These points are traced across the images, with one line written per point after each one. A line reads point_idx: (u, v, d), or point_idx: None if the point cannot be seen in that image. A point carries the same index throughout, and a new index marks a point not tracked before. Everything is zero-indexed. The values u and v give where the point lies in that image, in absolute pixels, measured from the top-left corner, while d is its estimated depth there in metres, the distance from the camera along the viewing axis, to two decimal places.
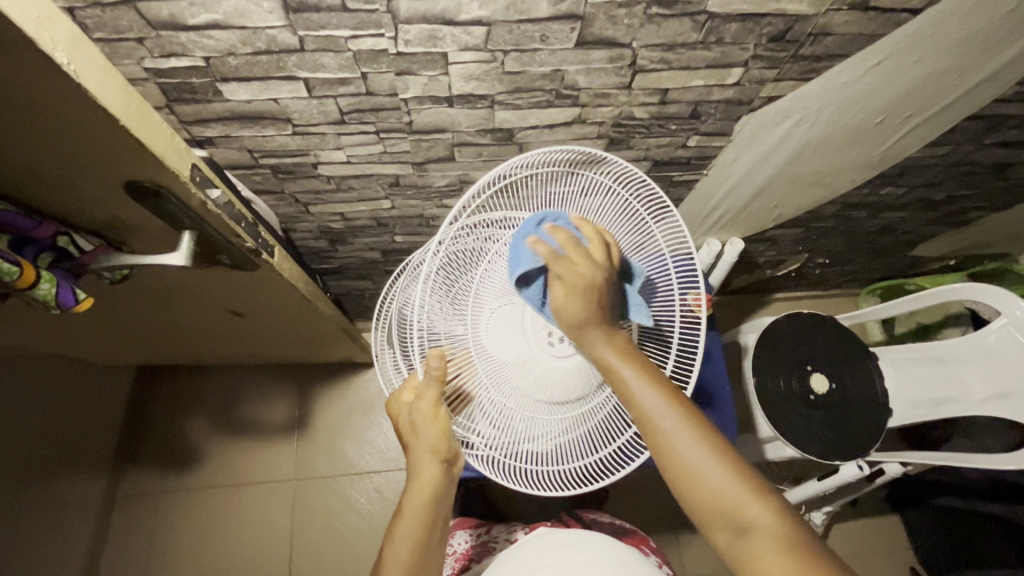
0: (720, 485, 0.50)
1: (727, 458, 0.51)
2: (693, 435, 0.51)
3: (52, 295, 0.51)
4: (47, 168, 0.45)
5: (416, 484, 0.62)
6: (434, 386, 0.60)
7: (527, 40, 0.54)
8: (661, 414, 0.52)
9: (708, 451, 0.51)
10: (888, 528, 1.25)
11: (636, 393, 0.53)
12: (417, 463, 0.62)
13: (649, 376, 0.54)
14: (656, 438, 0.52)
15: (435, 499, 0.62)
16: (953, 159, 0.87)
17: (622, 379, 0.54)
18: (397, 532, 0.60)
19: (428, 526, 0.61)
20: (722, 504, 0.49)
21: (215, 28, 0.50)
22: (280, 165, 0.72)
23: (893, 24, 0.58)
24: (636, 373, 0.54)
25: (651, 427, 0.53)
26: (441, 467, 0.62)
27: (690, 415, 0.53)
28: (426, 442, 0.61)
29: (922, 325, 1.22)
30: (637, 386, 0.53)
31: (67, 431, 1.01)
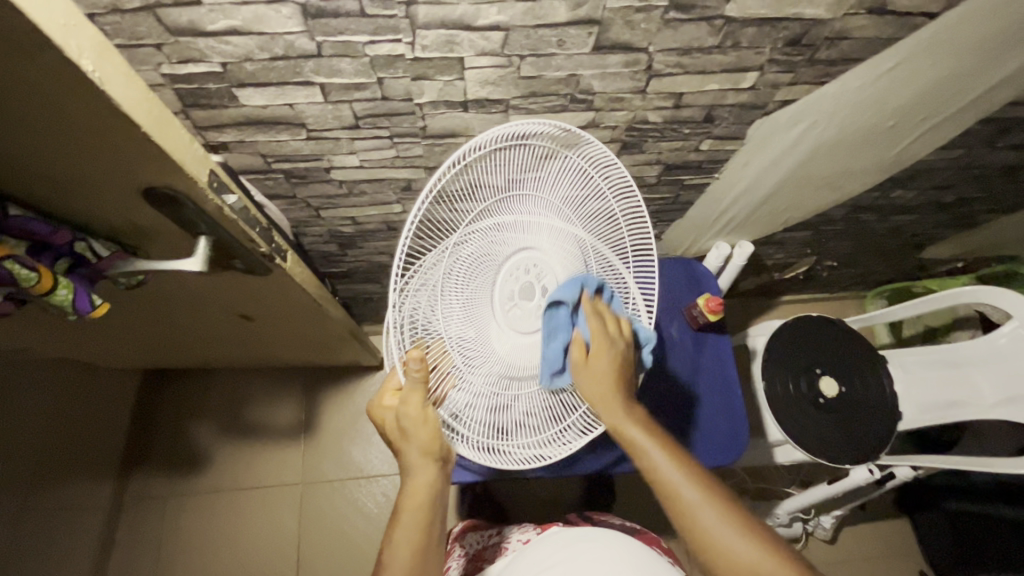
0: (749, 556, 0.49)
1: (749, 526, 0.51)
2: (716, 506, 0.52)
3: (69, 300, 0.51)
4: (66, 174, 0.45)
5: (410, 489, 0.55)
6: (418, 384, 0.55)
7: (544, 45, 0.54)
8: (682, 484, 0.53)
9: (730, 519, 0.51)
10: (898, 532, 1.25)
11: (654, 462, 0.54)
12: (410, 467, 0.56)
13: (668, 449, 0.55)
14: (681, 508, 0.52)
15: (434, 502, 0.56)
16: (965, 162, 0.87)
17: (640, 449, 0.55)
18: (397, 533, 0.54)
19: (427, 527, 0.54)
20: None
21: (233, 34, 0.50)
22: (293, 170, 0.72)
23: (909, 28, 0.57)
24: (653, 443, 0.55)
25: (674, 497, 0.53)
26: (438, 466, 0.56)
27: (708, 484, 0.53)
28: (418, 444, 0.56)
29: (929, 328, 1.22)
30: (658, 456, 0.54)
31: (75, 434, 1.01)
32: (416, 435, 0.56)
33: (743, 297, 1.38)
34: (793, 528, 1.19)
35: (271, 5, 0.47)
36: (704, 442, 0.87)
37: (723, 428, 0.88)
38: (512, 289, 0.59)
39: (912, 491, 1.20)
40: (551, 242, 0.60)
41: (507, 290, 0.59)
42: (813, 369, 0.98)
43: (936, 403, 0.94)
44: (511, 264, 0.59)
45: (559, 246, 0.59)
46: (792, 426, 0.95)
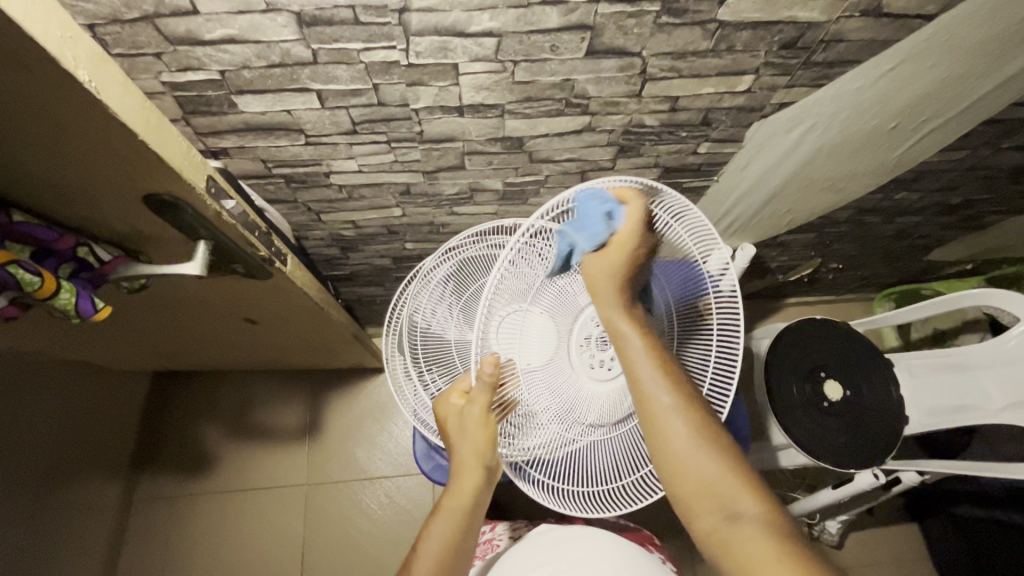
0: (711, 472, 0.50)
1: (719, 443, 0.51)
2: (688, 419, 0.51)
3: (71, 304, 0.52)
4: (70, 183, 0.46)
5: (457, 490, 0.61)
6: (486, 392, 0.58)
7: (537, 50, 0.54)
8: (659, 391, 0.52)
9: (699, 433, 0.51)
10: (906, 537, 1.23)
11: (636, 362, 0.53)
12: (461, 468, 0.61)
13: (653, 351, 0.54)
14: (651, 416, 0.52)
15: (475, 504, 0.62)
16: (969, 163, 0.86)
17: (627, 344, 0.54)
18: (433, 527, 0.61)
19: (462, 527, 0.61)
20: (707, 490, 0.50)
21: (231, 42, 0.51)
22: (293, 175, 0.72)
23: (907, 30, 0.57)
24: (641, 343, 0.54)
25: (648, 402, 0.52)
26: (484, 472, 0.61)
27: (688, 392, 0.52)
28: (472, 445, 0.60)
29: (938, 331, 1.20)
30: (639, 359, 0.53)
31: (85, 435, 1.03)
32: (472, 437, 0.60)
33: (748, 299, 1.37)
34: None
35: (267, 14, 0.48)
36: None
37: (726, 431, 0.88)
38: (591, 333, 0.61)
39: (920, 496, 1.18)
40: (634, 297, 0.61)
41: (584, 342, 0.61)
42: (817, 372, 0.97)
43: (943, 407, 0.93)
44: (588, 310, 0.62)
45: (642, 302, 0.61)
46: (795, 428, 0.93)
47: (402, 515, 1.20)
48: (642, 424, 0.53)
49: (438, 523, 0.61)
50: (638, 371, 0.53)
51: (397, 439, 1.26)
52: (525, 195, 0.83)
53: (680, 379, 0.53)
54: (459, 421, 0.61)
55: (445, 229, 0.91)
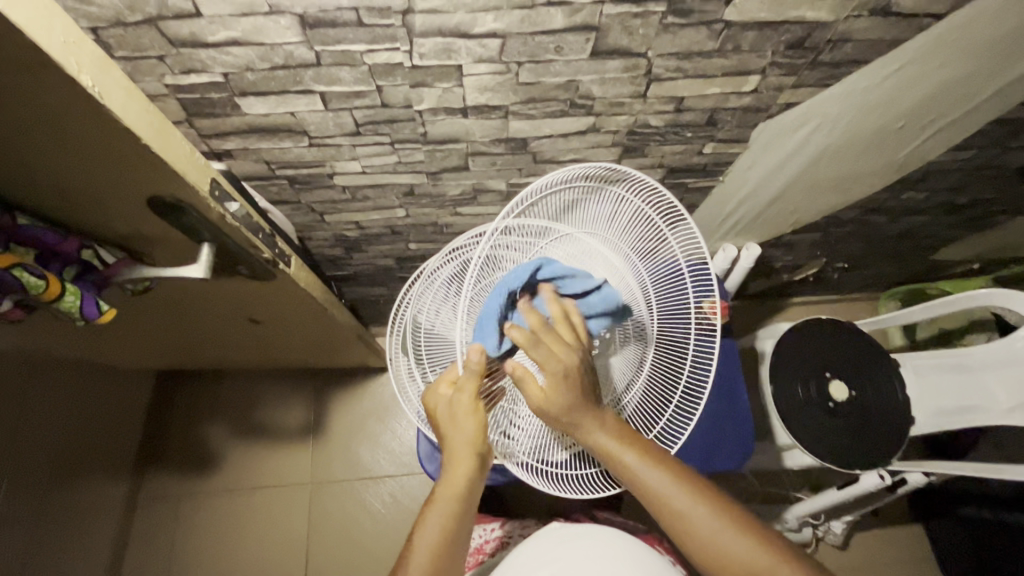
0: (744, 549, 0.53)
1: (736, 518, 0.55)
2: (705, 508, 0.55)
3: (75, 307, 0.52)
4: (74, 186, 0.46)
5: (448, 480, 0.59)
6: (473, 380, 0.55)
7: (541, 51, 0.54)
8: (670, 492, 0.55)
9: (719, 518, 0.54)
10: (912, 537, 1.22)
11: (644, 477, 0.55)
12: (452, 457, 0.59)
13: (652, 456, 0.56)
14: (670, 514, 0.55)
15: (468, 496, 0.60)
16: (977, 163, 0.85)
17: (626, 464, 0.55)
18: (427, 518, 0.59)
19: (457, 517, 0.59)
20: (745, 566, 0.53)
21: (234, 44, 0.50)
22: (297, 176, 0.72)
23: (916, 29, 0.56)
24: (637, 456, 0.55)
25: (664, 504, 0.55)
26: (475, 462, 0.59)
27: (694, 483, 0.56)
28: (463, 435, 0.58)
29: (944, 331, 1.19)
30: (644, 469, 0.55)
31: (89, 435, 1.03)
32: (464, 427, 0.58)
33: (752, 299, 1.37)
34: (803, 533, 1.17)
35: (271, 16, 0.48)
36: (710, 447, 0.87)
37: (731, 431, 0.88)
38: None
39: (926, 496, 1.18)
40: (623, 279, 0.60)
41: None
42: (823, 373, 0.96)
43: (950, 409, 0.92)
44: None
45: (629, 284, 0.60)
46: (800, 428, 0.93)
47: (406, 514, 1.21)
48: (666, 524, 0.56)
49: (433, 514, 0.59)
50: (647, 482, 0.55)
51: (400, 438, 1.26)
52: None
53: (684, 471, 0.57)
54: (448, 407, 0.59)
55: (449, 229, 0.91)
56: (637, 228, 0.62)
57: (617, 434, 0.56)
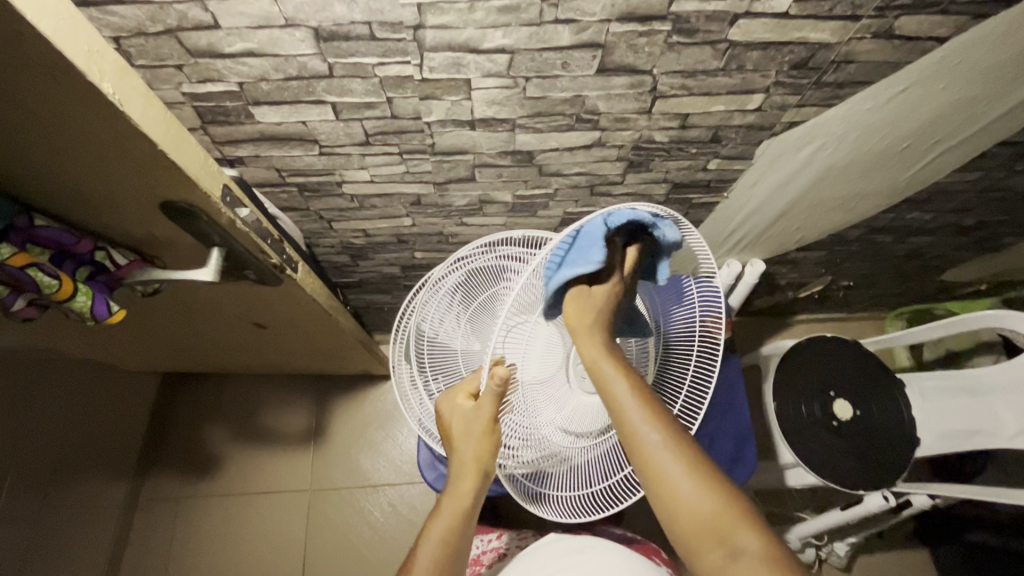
0: (708, 504, 0.50)
1: (707, 474, 0.51)
2: (681, 453, 0.52)
3: (87, 307, 0.53)
4: (90, 189, 0.47)
5: (455, 491, 0.59)
6: (493, 397, 0.56)
7: (549, 67, 0.55)
8: (649, 428, 0.53)
9: (689, 468, 0.51)
10: (917, 562, 1.20)
11: (623, 405, 0.54)
12: (456, 471, 0.60)
13: (640, 392, 0.55)
14: (644, 456, 0.52)
15: (470, 507, 0.59)
16: (983, 185, 0.86)
17: (609, 386, 0.55)
18: (431, 530, 0.59)
19: (459, 527, 0.59)
20: (703, 521, 0.49)
21: (250, 55, 0.52)
22: (306, 183, 0.74)
23: (919, 52, 0.57)
24: (624, 383, 0.55)
25: (638, 441, 0.53)
26: (482, 479, 0.59)
27: (674, 429, 0.53)
28: (473, 451, 0.59)
29: (950, 352, 1.19)
30: (625, 398, 0.54)
31: (94, 433, 1.04)
32: (475, 442, 0.59)
33: (756, 315, 1.37)
34: (805, 554, 1.16)
35: (286, 28, 0.49)
36: (711, 463, 0.87)
37: (732, 452, 0.87)
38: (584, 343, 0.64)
39: (931, 521, 1.16)
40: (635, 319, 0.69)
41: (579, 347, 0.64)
42: (826, 392, 0.96)
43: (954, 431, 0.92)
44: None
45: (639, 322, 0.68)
46: (802, 446, 0.92)
47: (404, 524, 1.20)
48: (633, 462, 0.53)
49: (437, 525, 0.59)
50: (626, 411, 0.54)
51: (401, 446, 1.26)
52: (535, 207, 0.83)
53: (666, 415, 0.54)
54: (464, 422, 0.59)
55: (455, 239, 0.92)
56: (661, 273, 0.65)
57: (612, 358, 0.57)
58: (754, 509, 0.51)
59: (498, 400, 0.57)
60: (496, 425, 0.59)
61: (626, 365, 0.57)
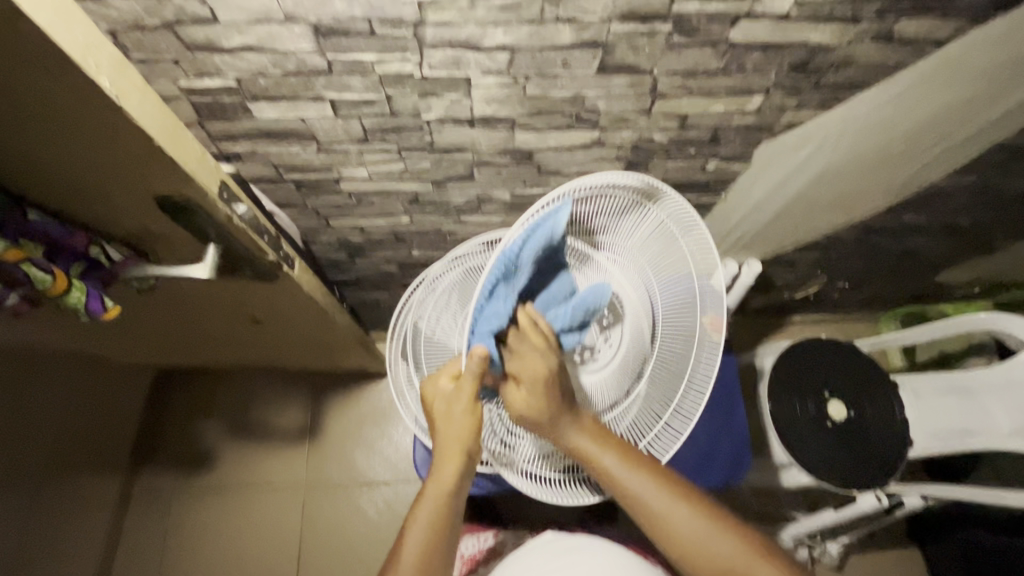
0: (724, 550, 0.54)
1: (715, 521, 0.56)
2: (685, 508, 0.56)
3: (81, 303, 0.52)
4: (84, 184, 0.47)
5: (438, 475, 0.58)
6: (474, 380, 0.53)
7: (549, 66, 0.55)
8: (648, 496, 0.56)
9: (699, 520, 0.56)
10: (909, 562, 1.21)
11: (624, 481, 0.56)
12: (438, 456, 0.58)
13: (631, 460, 0.57)
14: (653, 519, 0.56)
15: (455, 495, 0.59)
16: (978, 188, 0.86)
17: (606, 467, 0.56)
18: (416, 516, 0.58)
19: (445, 514, 0.58)
20: (725, 566, 0.54)
21: (248, 50, 0.52)
22: (304, 180, 0.73)
23: (918, 54, 0.57)
24: (619, 459, 0.57)
25: (646, 509, 0.56)
26: (464, 462, 0.58)
27: (676, 489, 0.57)
28: (456, 433, 0.57)
29: (944, 353, 1.19)
30: (624, 473, 0.56)
31: (86, 430, 1.03)
32: (458, 424, 0.57)
33: (752, 316, 1.37)
34: (798, 553, 1.17)
35: (284, 24, 0.49)
36: (707, 462, 0.87)
37: (727, 451, 0.87)
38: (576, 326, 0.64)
39: (923, 521, 1.17)
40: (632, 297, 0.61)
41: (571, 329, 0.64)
42: (820, 392, 0.96)
43: (947, 431, 0.93)
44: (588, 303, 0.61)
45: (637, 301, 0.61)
46: (796, 446, 0.92)
47: (399, 522, 1.20)
48: (645, 526, 0.57)
49: (422, 511, 0.58)
50: (629, 487, 0.56)
51: (397, 444, 1.26)
52: (533, 206, 0.83)
53: (666, 475, 0.58)
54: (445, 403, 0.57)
55: (453, 237, 0.92)
56: (656, 249, 0.61)
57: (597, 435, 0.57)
58: (761, 539, 0.56)
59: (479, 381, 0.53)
60: (476, 405, 0.57)
61: (612, 436, 0.59)
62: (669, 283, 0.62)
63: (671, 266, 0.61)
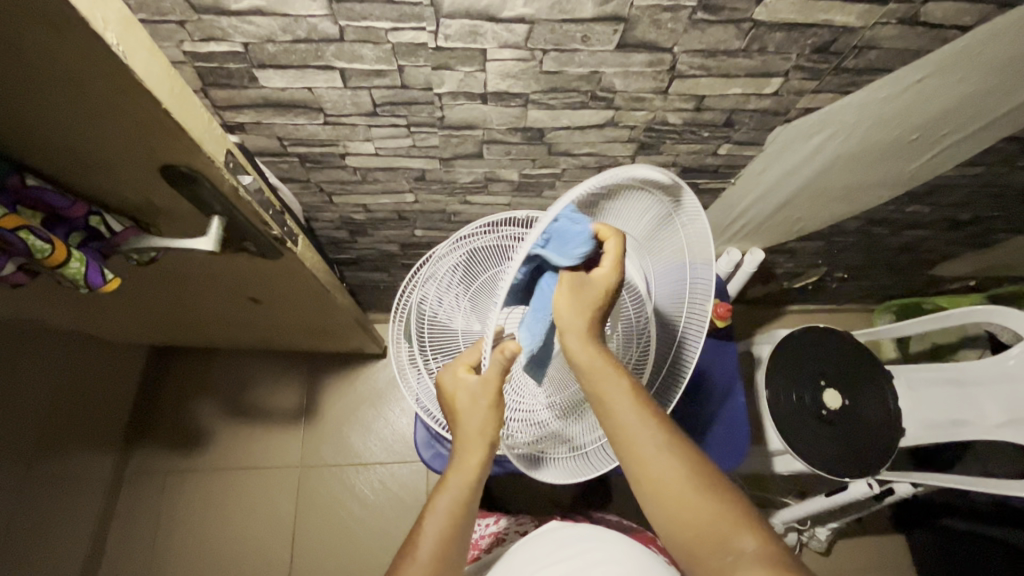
0: (706, 508, 0.49)
1: (703, 478, 0.50)
2: (678, 462, 0.51)
3: (80, 274, 0.51)
4: (86, 150, 0.45)
5: (461, 465, 0.57)
6: (498, 373, 0.53)
7: (568, 40, 0.53)
8: (648, 433, 0.52)
9: (682, 471, 0.50)
10: (894, 547, 1.24)
11: (615, 407, 0.52)
12: (463, 444, 0.57)
13: (631, 390, 0.53)
14: (643, 456, 0.51)
15: (477, 485, 0.57)
16: (985, 180, 0.86)
17: (602, 383, 0.52)
18: (436, 505, 0.57)
19: (467, 504, 0.57)
20: (704, 526, 0.48)
21: (257, 14, 0.50)
22: (308, 154, 0.71)
23: (941, 40, 0.56)
24: (616, 380, 0.52)
25: (633, 440, 0.52)
26: (488, 452, 0.57)
27: (668, 430, 0.52)
28: (479, 426, 0.56)
29: (937, 345, 1.21)
30: (620, 397, 0.52)
31: (79, 405, 1.02)
32: (481, 414, 0.56)
33: (750, 304, 1.37)
34: (788, 538, 1.18)
35: None
36: (705, 448, 0.87)
37: (726, 438, 0.88)
38: None
39: (910, 508, 1.19)
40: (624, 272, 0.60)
41: None
42: (817, 381, 0.97)
43: (939, 421, 0.94)
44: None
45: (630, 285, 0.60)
46: (792, 434, 0.93)
47: (394, 501, 1.20)
48: (625, 461, 0.52)
49: (444, 498, 0.57)
50: (620, 414, 0.52)
51: (393, 426, 1.25)
52: (540, 187, 0.82)
53: (663, 417, 0.53)
54: (466, 394, 0.56)
55: (457, 218, 0.90)
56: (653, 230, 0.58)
57: (603, 352, 0.53)
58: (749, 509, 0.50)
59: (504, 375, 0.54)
60: (497, 400, 0.56)
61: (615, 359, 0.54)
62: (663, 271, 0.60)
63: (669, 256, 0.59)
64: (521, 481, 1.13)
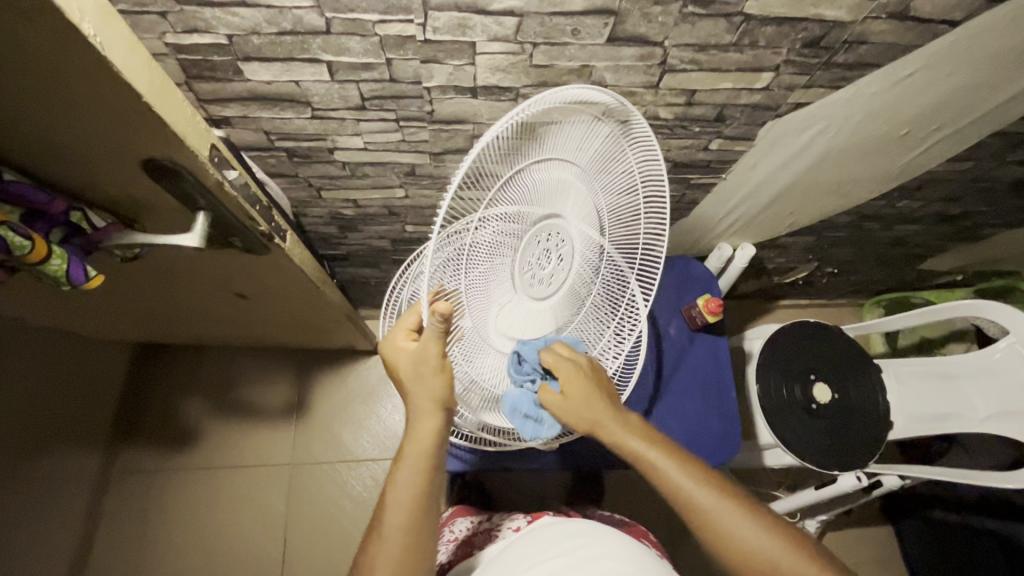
0: (775, 551, 0.52)
1: (765, 522, 0.53)
2: (734, 511, 0.54)
3: (63, 271, 0.50)
4: (64, 143, 0.44)
5: (417, 433, 0.56)
6: (437, 337, 0.50)
7: (558, 33, 0.53)
8: (699, 492, 0.54)
9: (745, 520, 0.53)
10: (882, 538, 1.25)
11: (668, 476, 0.56)
12: (417, 413, 0.56)
13: (676, 458, 0.57)
14: (703, 519, 0.54)
15: (436, 450, 0.56)
16: (973, 175, 0.87)
17: (653, 464, 0.57)
18: (397, 477, 0.55)
19: (430, 472, 0.56)
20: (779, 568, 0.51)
21: (241, 5, 0.49)
22: (296, 149, 0.70)
23: (931, 35, 0.57)
24: (662, 456, 0.57)
25: (691, 506, 0.54)
26: (443, 416, 0.55)
27: (720, 485, 0.55)
28: (430, 394, 0.54)
29: (925, 339, 1.22)
30: (669, 469, 0.56)
31: (64, 403, 1.00)
32: (428, 383, 0.54)
33: (741, 299, 1.38)
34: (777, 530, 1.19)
35: None
36: (696, 443, 0.87)
37: (716, 433, 0.88)
38: (535, 255, 0.57)
39: (898, 500, 1.20)
40: (580, 222, 0.58)
41: (529, 258, 0.57)
42: (807, 375, 0.98)
43: (927, 414, 0.95)
44: (536, 230, 0.57)
45: (588, 229, 0.58)
46: (782, 427, 0.93)
47: None
48: (689, 524, 0.55)
49: (403, 471, 0.55)
50: (674, 482, 0.55)
51: (385, 422, 1.25)
52: None
53: (711, 475, 0.57)
54: (411, 361, 0.54)
55: None
56: (610, 177, 0.58)
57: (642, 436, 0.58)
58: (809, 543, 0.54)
59: (443, 339, 0.51)
60: (445, 365, 0.53)
61: (658, 437, 0.60)
62: (617, 224, 0.60)
63: (625, 212, 0.59)
64: (514, 476, 1.13)
